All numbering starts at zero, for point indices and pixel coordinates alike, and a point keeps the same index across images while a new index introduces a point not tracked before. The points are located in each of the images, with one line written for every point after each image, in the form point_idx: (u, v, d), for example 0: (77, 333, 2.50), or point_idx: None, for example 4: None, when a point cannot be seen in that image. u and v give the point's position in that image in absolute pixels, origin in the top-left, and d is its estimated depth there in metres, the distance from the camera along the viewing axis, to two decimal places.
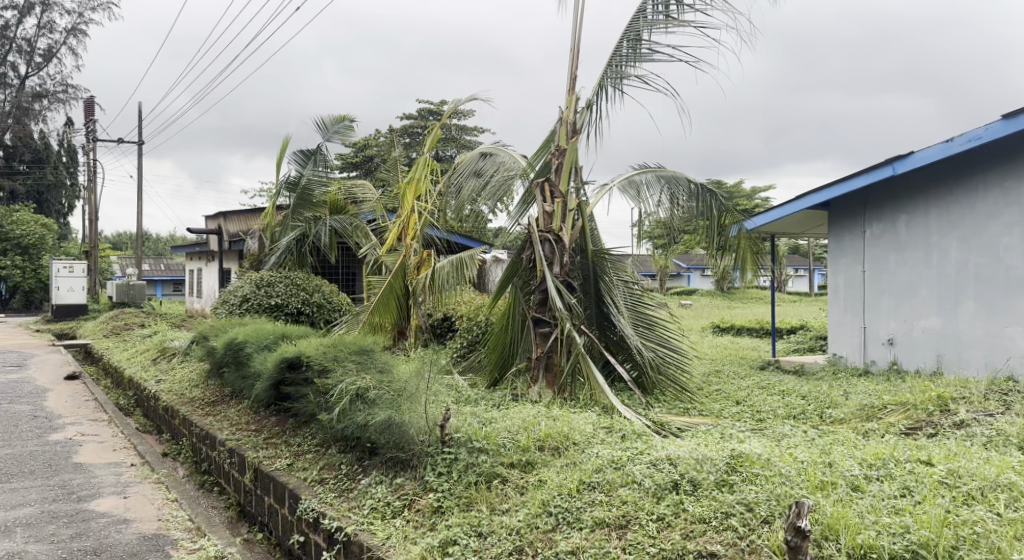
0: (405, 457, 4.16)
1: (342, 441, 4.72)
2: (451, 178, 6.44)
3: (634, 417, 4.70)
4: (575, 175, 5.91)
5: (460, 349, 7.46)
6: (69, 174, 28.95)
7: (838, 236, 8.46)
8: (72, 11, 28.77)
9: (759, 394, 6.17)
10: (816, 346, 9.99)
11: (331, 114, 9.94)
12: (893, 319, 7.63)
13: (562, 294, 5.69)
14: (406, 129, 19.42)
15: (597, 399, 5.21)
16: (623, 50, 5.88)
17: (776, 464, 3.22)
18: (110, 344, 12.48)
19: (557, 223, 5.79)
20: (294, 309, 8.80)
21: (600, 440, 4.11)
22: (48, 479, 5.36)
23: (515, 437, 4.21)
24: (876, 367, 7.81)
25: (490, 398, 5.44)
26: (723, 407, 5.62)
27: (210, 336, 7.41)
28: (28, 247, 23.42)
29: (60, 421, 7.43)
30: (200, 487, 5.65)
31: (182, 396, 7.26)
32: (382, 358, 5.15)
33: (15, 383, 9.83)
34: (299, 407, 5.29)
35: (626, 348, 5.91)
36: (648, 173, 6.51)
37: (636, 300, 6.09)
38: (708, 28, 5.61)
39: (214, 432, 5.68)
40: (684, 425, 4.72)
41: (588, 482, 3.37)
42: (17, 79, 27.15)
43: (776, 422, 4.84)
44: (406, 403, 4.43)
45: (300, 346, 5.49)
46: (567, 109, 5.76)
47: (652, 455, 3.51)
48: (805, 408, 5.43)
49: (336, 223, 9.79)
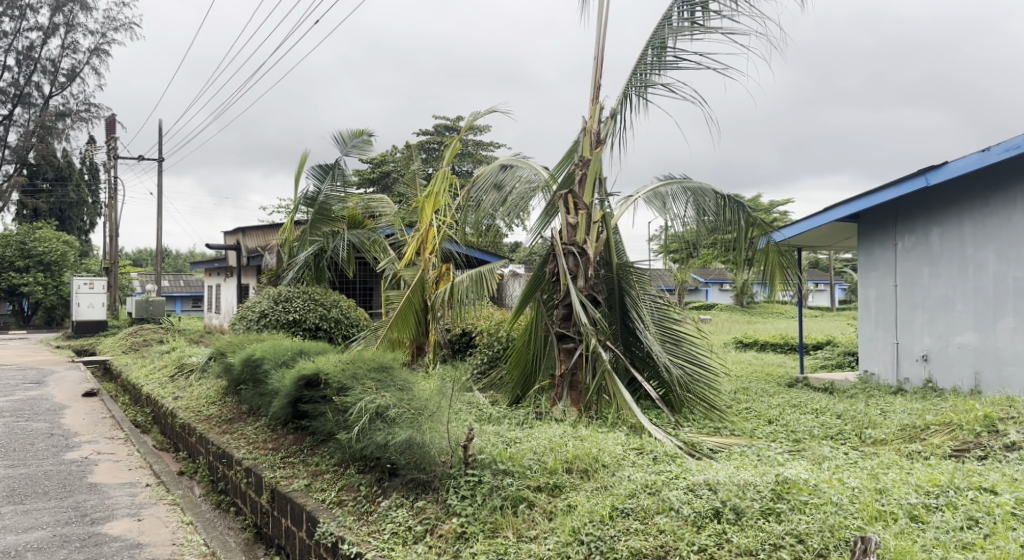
0: (426, 478, 3.99)
1: (361, 461, 4.57)
2: (469, 192, 6.26)
3: (665, 438, 4.50)
4: (599, 187, 5.75)
5: (481, 365, 7.31)
6: (91, 191, 29.29)
7: (868, 249, 8.22)
8: (96, 32, 29.25)
9: (792, 413, 5.94)
10: (844, 363, 9.72)
11: (349, 129, 9.88)
12: (927, 335, 7.38)
13: (586, 308, 5.52)
14: (423, 144, 19.43)
15: (624, 418, 4.99)
16: (648, 58, 5.73)
17: (825, 491, 3.02)
18: (129, 360, 12.44)
19: (582, 235, 5.61)
20: (312, 324, 8.69)
21: (630, 463, 3.93)
22: (62, 500, 5.24)
23: (540, 458, 4.00)
24: (909, 385, 7.55)
25: (513, 417, 5.25)
26: (756, 426, 5.40)
27: (227, 353, 7.30)
28: (50, 264, 23.61)
29: (76, 439, 7.34)
30: (216, 508, 5.51)
31: (199, 413, 7.14)
32: (402, 376, 5.00)
33: (33, 400, 9.77)
34: (317, 425, 5.15)
35: (653, 365, 5.73)
36: (674, 184, 6.34)
37: (663, 315, 5.86)
38: (737, 33, 5.45)
39: (231, 451, 5.55)
40: (716, 446, 4.52)
41: (621, 508, 3.17)
42: (41, 99, 27.59)
43: (814, 443, 4.64)
44: (427, 422, 4.27)
45: (318, 363, 5.34)
46: (591, 119, 5.61)
47: (690, 479, 3.33)
48: (843, 428, 5.22)
49: (354, 237, 9.72)
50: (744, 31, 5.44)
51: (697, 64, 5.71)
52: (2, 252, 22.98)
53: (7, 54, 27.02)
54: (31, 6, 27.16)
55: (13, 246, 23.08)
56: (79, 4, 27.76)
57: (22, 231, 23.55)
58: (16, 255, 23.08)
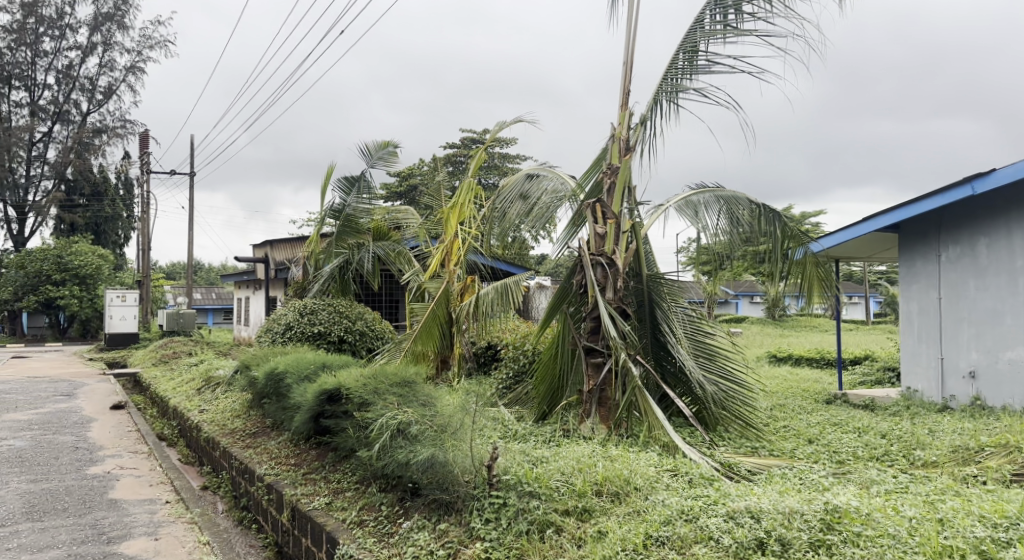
0: (449, 499, 3.81)
1: (382, 479, 4.40)
2: (494, 202, 6.12)
3: (700, 458, 4.28)
4: (628, 196, 5.55)
5: (506, 380, 7.10)
6: (126, 206, 28.80)
7: (910, 261, 7.91)
8: (132, 50, 29.88)
9: (833, 432, 5.65)
10: (885, 379, 9.36)
11: (375, 141, 9.81)
12: (974, 351, 7.04)
13: (615, 321, 5.31)
14: (451, 158, 19.42)
15: (657, 437, 4.74)
16: (679, 63, 5.54)
17: (880, 521, 2.78)
18: (158, 373, 12.45)
19: (610, 245, 5.41)
20: (337, 337, 8.58)
21: (664, 486, 3.70)
22: (81, 517, 5.15)
23: (568, 480, 3.79)
24: (956, 403, 7.20)
25: (540, 434, 5.07)
26: (795, 446, 5.15)
27: (251, 366, 7.20)
28: (86, 278, 23.93)
29: (101, 453, 7.28)
30: (237, 525, 5.37)
31: (223, 427, 7.04)
32: (425, 392, 4.84)
33: (61, 413, 9.77)
34: (339, 441, 5.01)
35: (685, 381, 5.49)
36: (706, 193, 6.12)
37: (696, 328, 5.63)
38: (772, 36, 5.22)
39: (253, 466, 5.42)
40: (754, 467, 4.29)
41: (655, 537, 2.95)
42: (79, 117, 28.25)
43: (859, 465, 4.38)
44: (450, 439, 4.11)
45: (340, 377, 5.19)
46: (620, 126, 5.43)
47: (730, 505, 3.11)
48: (889, 448, 4.94)
49: (379, 250, 9.59)
50: (780, 34, 5.22)
51: (731, 69, 5.49)
52: (39, 266, 23.35)
53: (47, 73, 27.63)
54: (71, 26, 27.80)
55: (50, 260, 23.45)
56: (116, 24, 28.38)
57: (59, 245, 23.93)
58: (53, 269, 23.44)
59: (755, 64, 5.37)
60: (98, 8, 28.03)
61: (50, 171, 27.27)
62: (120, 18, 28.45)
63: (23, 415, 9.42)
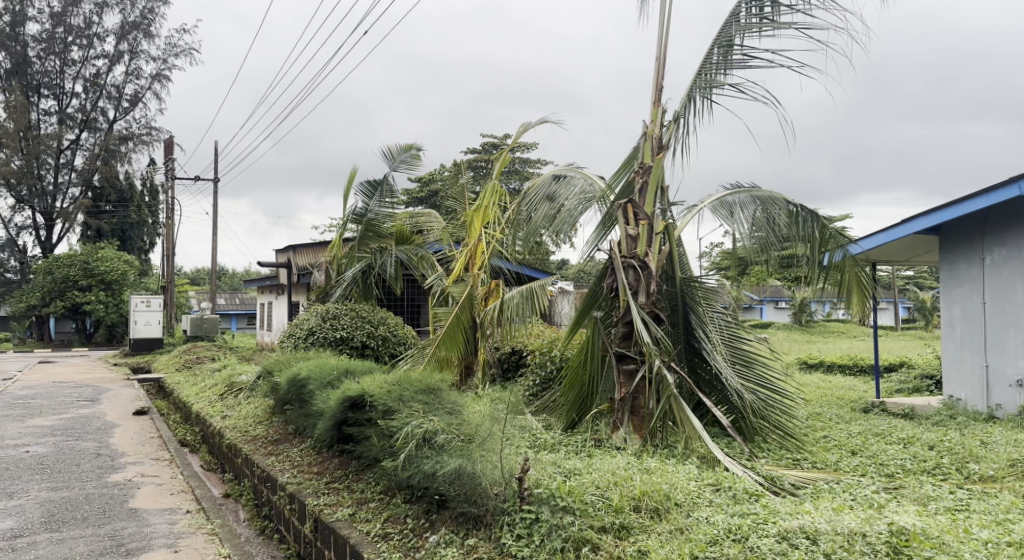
0: (477, 512, 3.63)
1: (408, 489, 4.24)
2: (520, 205, 5.94)
3: (741, 472, 4.07)
4: (660, 196, 5.34)
5: (532, 387, 6.91)
6: (152, 212, 29.01)
7: (953, 262, 7.62)
8: (157, 58, 30.19)
9: (877, 443, 5.39)
10: (923, 387, 9.04)
11: (397, 144, 9.70)
12: (1022, 358, 6.73)
13: (648, 326, 5.09)
14: (472, 163, 19.36)
15: (694, 448, 4.54)
16: (714, 57, 5.33)
17: (953, 545, 2.62)
18: (181, 378, 12.39)
19: (643, 247, 5.19)
20: (359, 342, 8.45)
21: (707, 502, 3.50)
22: (99, 527, 5.03)
23: (604, 494, 3.58)
24: (1002, 412, 6.89)
25: (570, 443, 4.87)
26: (839, 458, 4.91)
27: (273, 372, 7.08)
28: (112, 283, 24.11)
29: (123, 459, 7.19)
30: (260, 535, 5.24)
31: (245, 433, 6.92)
32: (452, 400, 4.67)
33: (84, 418, 9.72)
34: (362, 450, 4.86)
35: (721, 388, 5.27)
36: (742, 193, 5.87)
37: (733, 333, 5.38)
38: (812, 28, 4.99)
39: (275, 475, 5.27)
40: (799, 481, 4.07)
41: (702, 557, 2.76)
42: (106, 124, 28.57)
43: (911, 479, 4.15)
44: (479, 450, 3.92)
45: (364, 384, 5.04)
46: (652, 123, 5.23)
47: (781, 524, 2.91)
48: (940, 461, 4.68)
49: (402, 254, 9.50)
50: (821, 27, 4.99)
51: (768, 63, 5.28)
52: (66, 271, 23.50)
53: (75, 81, 27.94)
54: (98, 35, 28.15)
55: (77, 266, 23.61)
56: (142, 32, 28.67)
57: (85, 251, 24.12)
58: (79, 274, 23.57)
59: (794, 59, 5.15)
60: (125, 17, 28.33)
61: (78, 177, 27.52)
62: (146, 27, 28.74)
63: (47, 421, 9.39)
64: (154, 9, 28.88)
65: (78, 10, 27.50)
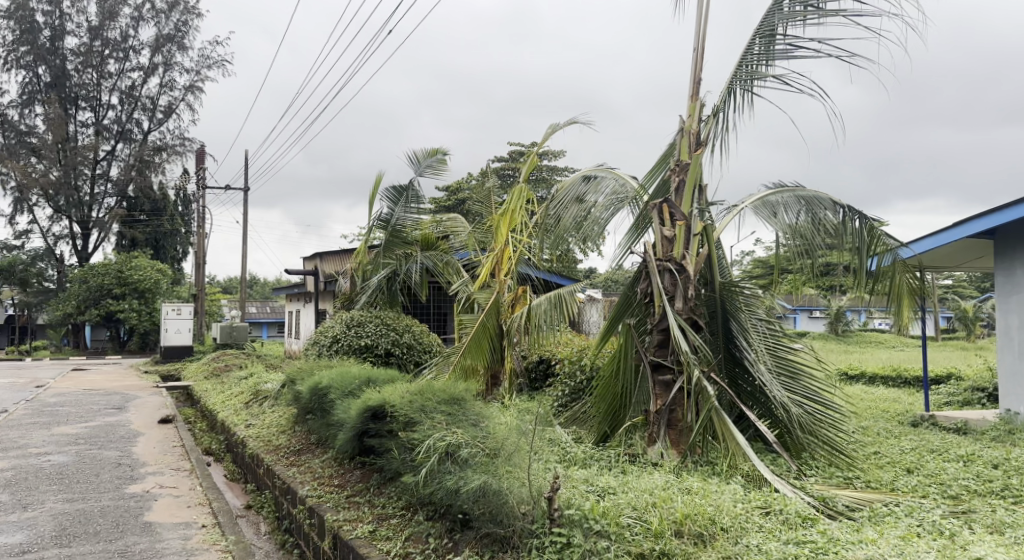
0: (504, 534, 3.35)
1: (430, 506, 3.98)
2: (547, 208, 5.65)
3: (791, 493, 3.72)
4: (699, 196, 5.03)
5: (562, 397, 6.62)
6: (184, 221, 29.31)
7: (1009, 267, 7.18)
8: (191, 70, 30.54)
9: (936, 460, 5.00)
10: (974, 400, 8.58)
11: (423, 148, 9.50)
12: None
13: (686, 334, 4.78)
14: (499, 171, 19.19)
15: (738, 466, 4.22)
16: (755, 48, 5.03)
17: None
18: (207, 387, 12.27)
19: (680, 249, 4.89)
20: (384, 350, 8.23)
21: (756, 527, 3.19)
22: (110, 542, 4.83)
23: (642, 517, 3.28)
24: None
25: (603, 458, 4.58)
26: (894, 477, 4.55)
27: (296, 380, 6.89)
28: (145, 292, 24.27)
29: (142, 470, 7.02)
30: (279, 550, 5.00)
31: (267, 443, 6.71)
32: (477, 410, 4.41)
33: (108, 427, 9.62)
34: (383, 462, 4.62)
35: (763, 401, 4.93)
36: (786, 193, 5.50)
37: (776, 342, 5.02)
38: (862, 15, 4.67)
39: (295, 487, 5.04)
40: (854, 503, 3.72)
41: None
42: (140, 135, 28.93)
43: (979, 503, 3.78)
44: (505, 466, 3.65)
45: (385, 393, 4.78)
46: (689, 118, 4.94)
47: (845, 555, 2.75)
48: (1008, 482, 4.30)
49: (427, 261, 9.17)
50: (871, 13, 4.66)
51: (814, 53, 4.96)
52: (100, 280, 23.72)
53: (111, 93, 28.33)
54: (133, 48, 28.55)
55: (112, 274, 23.83)
56: (177, 45, 29.01)
57: (119, 260, 24.31)
58: (113, 283, 23.80)
59: (843, 49, 4.82)
60: (160, 30, 28.69)
61: (113, 188, 27.90)
62: (180, 39, 29.08)
63: (71, 429, 9.29)
64: (188, 22, 29.25)
65: (114, 24, 27.95)
